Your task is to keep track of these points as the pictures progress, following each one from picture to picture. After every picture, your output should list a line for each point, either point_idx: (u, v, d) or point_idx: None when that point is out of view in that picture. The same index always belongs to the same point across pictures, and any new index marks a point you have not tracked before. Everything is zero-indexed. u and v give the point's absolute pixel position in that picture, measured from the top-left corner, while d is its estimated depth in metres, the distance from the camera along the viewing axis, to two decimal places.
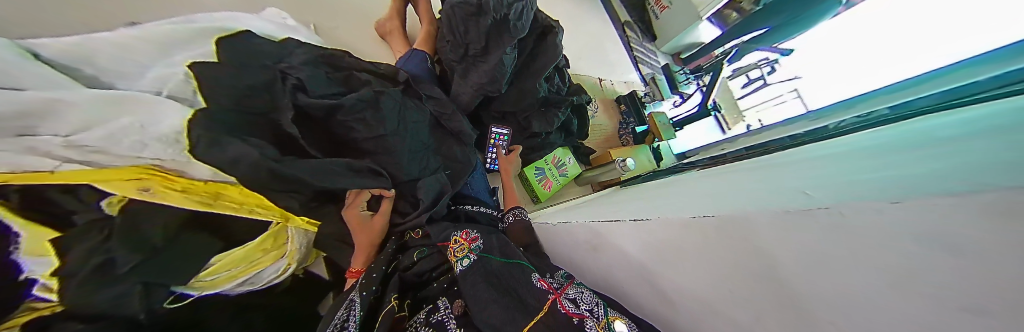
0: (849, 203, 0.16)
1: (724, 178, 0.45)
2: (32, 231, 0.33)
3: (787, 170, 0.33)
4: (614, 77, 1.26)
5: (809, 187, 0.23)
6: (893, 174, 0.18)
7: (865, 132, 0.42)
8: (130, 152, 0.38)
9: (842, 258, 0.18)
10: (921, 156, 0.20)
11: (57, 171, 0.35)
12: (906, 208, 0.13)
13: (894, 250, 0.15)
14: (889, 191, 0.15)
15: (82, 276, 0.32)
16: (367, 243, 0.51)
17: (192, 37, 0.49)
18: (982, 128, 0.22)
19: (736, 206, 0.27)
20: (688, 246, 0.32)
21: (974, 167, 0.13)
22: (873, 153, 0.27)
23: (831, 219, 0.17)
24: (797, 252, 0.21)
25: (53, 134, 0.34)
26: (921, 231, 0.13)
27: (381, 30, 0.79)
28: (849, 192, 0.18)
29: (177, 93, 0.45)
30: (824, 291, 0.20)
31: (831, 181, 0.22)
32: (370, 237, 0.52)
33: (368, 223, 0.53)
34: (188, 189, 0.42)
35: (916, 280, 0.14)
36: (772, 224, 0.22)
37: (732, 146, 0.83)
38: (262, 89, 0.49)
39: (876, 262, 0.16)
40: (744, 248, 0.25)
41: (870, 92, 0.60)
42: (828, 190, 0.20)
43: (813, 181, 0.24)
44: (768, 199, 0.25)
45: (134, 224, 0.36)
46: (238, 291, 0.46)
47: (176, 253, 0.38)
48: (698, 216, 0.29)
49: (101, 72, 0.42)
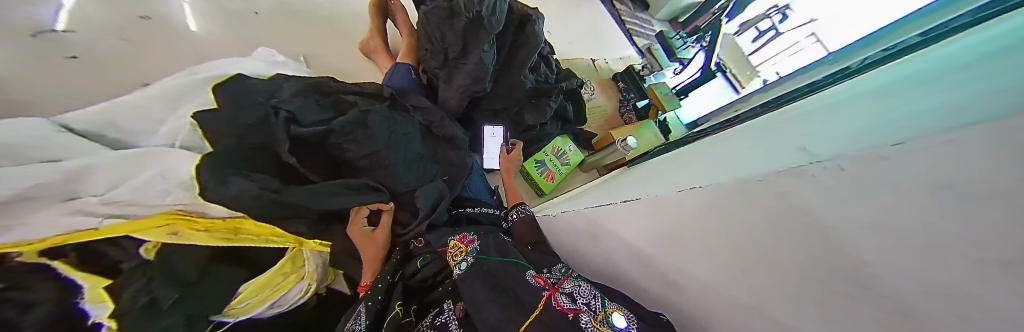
0: (846, 154, 0.14)
1: (726, 144, 0.41)
2: (91, 280, 0.37)
3: (791, 125, 0.30)
4: (608, 55, 1.21)
5: (818, 141, 0.19)
6: (905, 109, 0.15)
7: (894, 65, 0.36)
8: (157, 201, 0.43)
9: (850, 210, 0.15)
10: (943, 76, 0.17)
11: (102, 226, 0.39)
12: (906, 149, 0.11)
13: (898, 193, 0.12)
14: (899, 133, 0.12)
15: (134, 314, 0.37)
16: (371, 256, 0.54)
17: (190, 87, 0.52)
18: (1000, 35, 0.18)
19: (733, 173, 0.24)
20: (688, 224, 0.30)
21: (992, 88, 0.10)
22: (881, 89, 0.24)
23: (827, 165, 0.15)
24: (804, 211, 0.18)
25: (93, 194, 0.40)
26: (924, 171, 0.11)
27: (365, 50, 0.80)
28: (860, 138, 0.15)
29: (189, 142, 0.49)
30: (820, 252, 0.18)
31: (839, 131, 0.19)
32: (374, 250, 0.54)
33: (372, 235, 0.56)
34: (210, 227, 0.45)
35: (922, 222, 0.12)
36: (768, 190, 0.20)
37: (746, 105, 0.76)
38: (258, 125, 0.52)
39: (884, 209, 0.13)
40: (739, 209, 0.24)
41: (901, 19, 0.52)
42: (841, 143, 0.16)
43: (820, 134, 0.21)
44: (763, 163, 0.22)
45: (167, 262, 0.41)
46: (269, 313, 0.49)
47: (207, 286, 0.42)
48: (684, 190, 0.29)
49: (120, 134, 0.47)
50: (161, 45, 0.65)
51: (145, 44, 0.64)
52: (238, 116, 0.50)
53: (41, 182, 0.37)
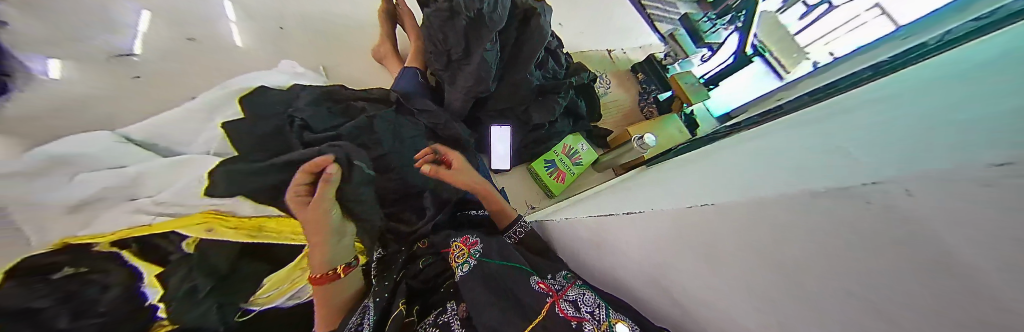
0: (922, 171, 0.10)
1: (750, 144, 0.35)
2: (149, 268, 0.44)
3: (827, 121, 0.24)
4: (625, 44, 1.12)
5: (864, 144, 0.15)
6: (968, 105, 0.11)
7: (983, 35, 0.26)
8: (196, 202, 0.49)
9: (886, 236, 0.12)
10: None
11: (154, 223, 0.46)
12: (1010, 175, 0.07)
13: (973, 229, 0.09)
14: (979, 148, 0.09)
15: (177, 300, 0.44)
16: (314, 235, 0.43)
17: (223, 99, 0.58)
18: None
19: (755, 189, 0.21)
20: (707, 239, 0.26)
21: None
22: (943, 67, 0.19)
23: (895, 187, 0.11)
24: (844, 233, 0.15)
25: (146, 195, 0.47)
26: (1012, 201, 0.08)
27: (377, 56, 0.83)
28: (933, 148, 0.11)
29: (221, 150, 0.55)
30: (853, 283, 0.15)
31: (877, 137, 0.15)
32: (316, 226, 0.43)
33: (308, 207, 0.43)
34: (239, 224, 0.50)
35: (985, 267, 0.09)
36: (817, 205, 0.16)
37: (791, 93, 0.62)
38: (273, 134, 0.57)
39: (942, 245, 0.10)
40: (770, 229, 0.20)
41: None
42: (914, 148, 0.12)
43: (859, 135, 0.17)
44: (804, 172, 0.18)
45: (204, 255, 0.47)
46: (289, 303, 0.54)
47: (236, 278, 0.48)
48: (695, 205, 0.26)
49: (170, 143, 0.54)
50: (210, 61, 0.73)
51: (201, 59, 0.73)
52: (256, 125, 0.57)
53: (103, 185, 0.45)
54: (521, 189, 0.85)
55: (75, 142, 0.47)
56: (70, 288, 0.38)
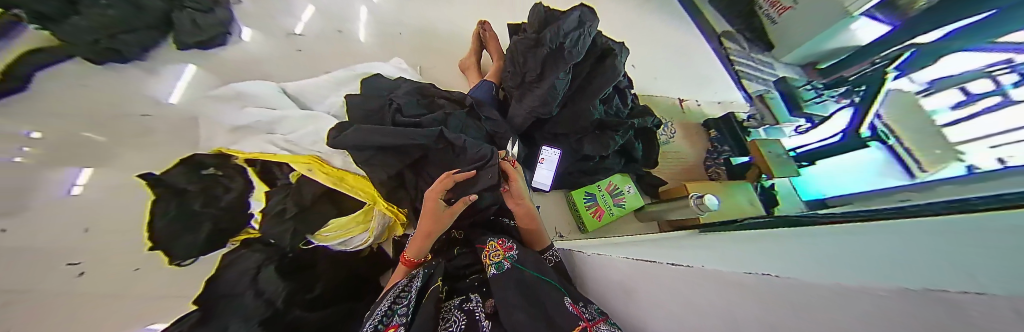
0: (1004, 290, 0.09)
1: (839, 238, 0.29)
2: (260, 186, 0.61)
3: (956, 233, 0.20)
4: (702, 98, 1.07)
5: (966, 264, 0.13)
6: None
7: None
8: (309, 147, 0.64)
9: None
10: None
11: (278, 154, 0.62)
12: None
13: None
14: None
15: (272, 214, 0.57)
16: (429, 233, 0.53)
17: (349, 78, 0.76)
18: None
19: (820, 276, 0.19)
20: (747, 317, 0.24)
21: None
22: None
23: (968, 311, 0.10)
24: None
25: (280, 133, 0.65)
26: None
27: (463, 66, 0.97)
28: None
29: (337, 113, 0.72)
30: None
31: (980, 260, 0.13)
32: (435, 228, 0.53)
33: (440, 214, 0.53)
34: (329, 172, 0.62)
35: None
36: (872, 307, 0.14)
37: (916, 197, 0.49)
38: (374, 111, 0.71)
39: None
40: (823, 319, 0.17)
41: None
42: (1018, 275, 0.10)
43: (976, 253, 0.14)
44: (896, 273, 0.15)
45: (300, 188, 0.60)
46: (337, 249, 0.63)
47: (314, 212, 0.60)
48: (752, 273, 0.24)
49: (307, 100, 0.72)
50: (346, 47, 0.96)
51: (339, 44, 0.95)
52: (367, 101, 0.71)
53: None
54: (555, 214, 0.84)
55: (258, 90, 0.69)
56: (206, 183, 0.59)
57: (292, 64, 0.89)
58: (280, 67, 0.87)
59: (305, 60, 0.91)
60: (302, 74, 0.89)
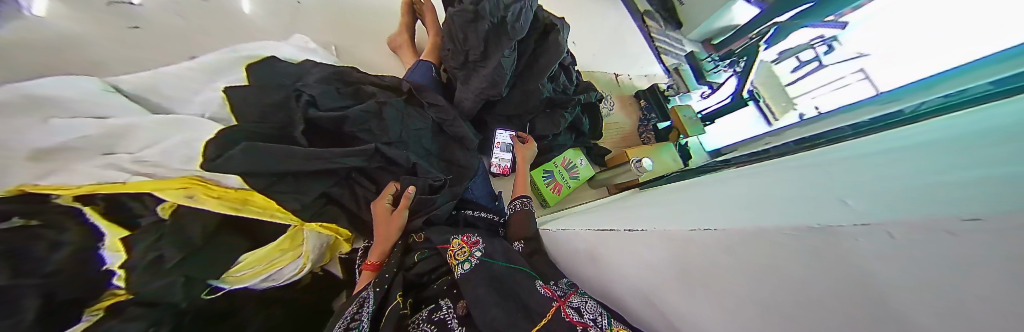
0: (899, 219, 0.12)
1: (748, 179, 0.37)
2: (113, 230, 0.40)
3: (828, 168, 0.26)
4: (632, 72, 1.18)
5: (863, 195, 0.17)
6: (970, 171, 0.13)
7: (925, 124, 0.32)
8: (180, 166, 0.45)
9: (882, 269, 0.13)
10: (1011, 137, 0.15)
11: (128, 182, 0.43)
12: (985, 227, 0.09)
13: (960, 262, 0.10)
14: (953, 206, 0.10)
15: (140, 269, 0.39)
16: (385, 238, 0.54)
17: (230, 65, 0.56)
18: None
19: (749, 221, 0.23)
20: (705, 266, 0.28)
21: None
22: (930, 139, 0.21)
23: (886, 232, 0.13)
24: (837, 263, 0.16)
25: (126, 152, 0.44)
26: (1000, 251, 0.09)
27: (393, 44, 0.83)
28: (917, 199, 0.13)
29: (218, 114, 0.53)
30: (841, 321, 0.16)
31: (867, 190, 0.17)
32: (388, 233, 0.55)
33: (387, 219, 0.56)
34: (223, 195, 0.48)
35: (960, 301, 0.10)
36: (810, 242, 0.17)
37: (778, 139, 0.67)
38: (279, 106, 0.55)
39: (936, 281, 0.11)
40: (768, 252, 0.21)
41: (930, 78, 0.48)
42: (906, 201, 0.13)
43: (858, 185, 0.19)
44: (808, 208, 0.20)
45: (182, 223, 0.43)
46: (263, 285, 0.51)
47: (212, 251, 0.45)
48: (698, 229, 0.27)
49: (163, 99, 0.51)
50: (218, 20, 0.71)
51: (206, 17, 0.69)
52: (264, 95, 0.55)
53: (83, 134, 0.41)
54: None
55: (67, 89, 0.43)
56: (14, 241, 0.33)
57: (134, 49, 0.62)
58: (107, 52, 0.60)
59: (155, 45, 0.64)
60: (157, 63, 0.64)
